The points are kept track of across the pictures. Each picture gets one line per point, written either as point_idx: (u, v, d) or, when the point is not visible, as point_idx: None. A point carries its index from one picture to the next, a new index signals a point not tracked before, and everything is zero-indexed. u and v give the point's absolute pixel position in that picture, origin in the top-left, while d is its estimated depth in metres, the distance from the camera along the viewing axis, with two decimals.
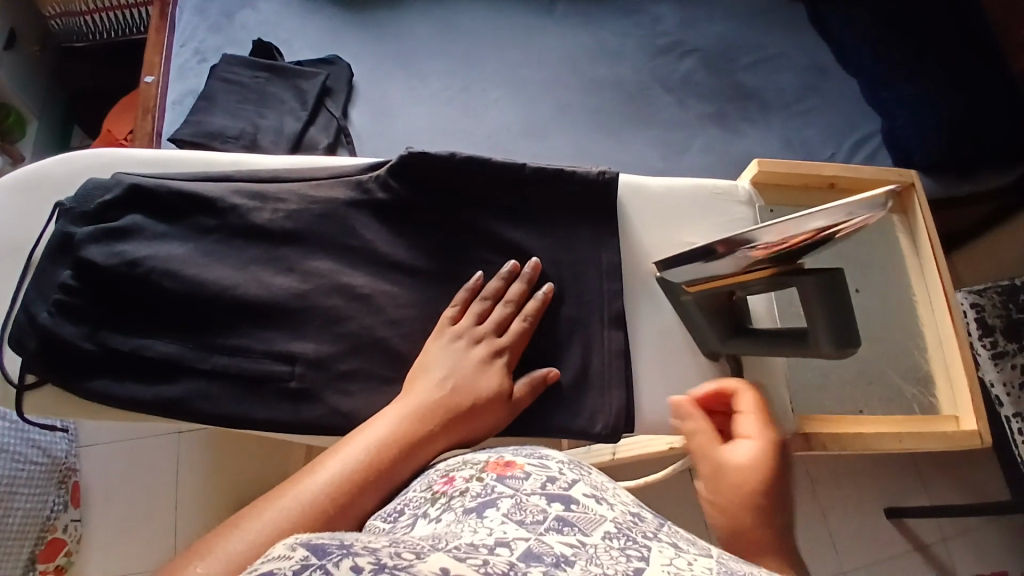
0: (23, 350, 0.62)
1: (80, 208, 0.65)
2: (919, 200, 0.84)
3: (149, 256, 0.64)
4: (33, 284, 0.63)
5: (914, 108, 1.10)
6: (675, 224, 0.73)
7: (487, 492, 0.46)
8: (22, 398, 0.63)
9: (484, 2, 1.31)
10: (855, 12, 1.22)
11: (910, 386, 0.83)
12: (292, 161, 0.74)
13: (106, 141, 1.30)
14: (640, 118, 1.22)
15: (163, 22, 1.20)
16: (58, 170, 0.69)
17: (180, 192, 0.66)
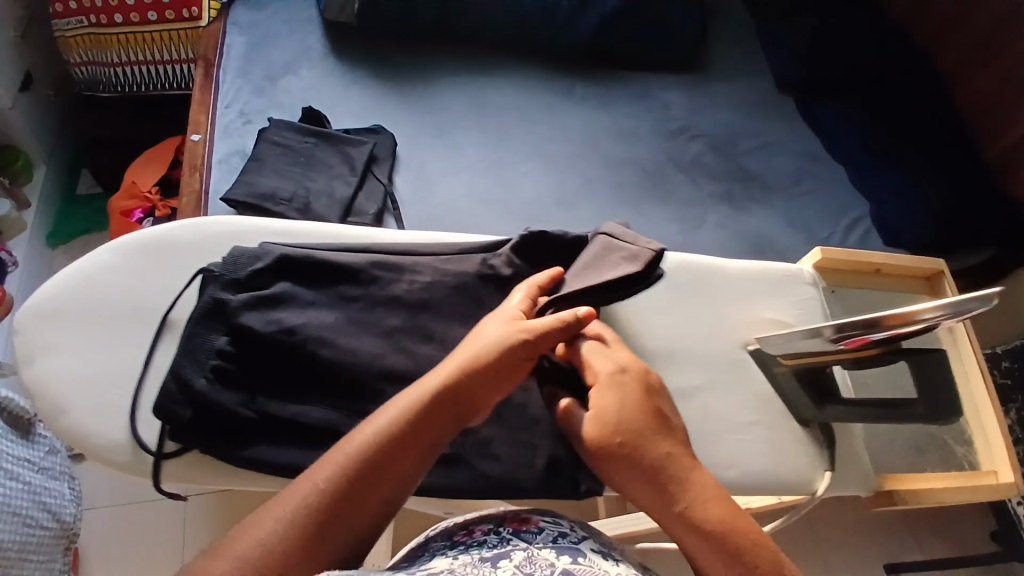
0: (174, 420, 0.60)
1: (229, 275, 0.65)
2: (949, 285, 0.89)
3: (303, 324, 0.63)
4: (184, 348, 0.62)
5: (901, 199, 1.25)
6: (754, 302, 0.77)
7: (503, 543, 0.55)
8: (159, 468, 0.62)
9: (509, 78, 1.37)
10: (843, 111, 1.38)
11: (958, 445, 0.93)
12: (419, 237, 0.76)
13: (130, 193, 1.30)
14: (659, 194, 1.28)
15: (207, 81, 1.22)
16: (188, 237, 0.71)
17: (326, 262, 0.67)
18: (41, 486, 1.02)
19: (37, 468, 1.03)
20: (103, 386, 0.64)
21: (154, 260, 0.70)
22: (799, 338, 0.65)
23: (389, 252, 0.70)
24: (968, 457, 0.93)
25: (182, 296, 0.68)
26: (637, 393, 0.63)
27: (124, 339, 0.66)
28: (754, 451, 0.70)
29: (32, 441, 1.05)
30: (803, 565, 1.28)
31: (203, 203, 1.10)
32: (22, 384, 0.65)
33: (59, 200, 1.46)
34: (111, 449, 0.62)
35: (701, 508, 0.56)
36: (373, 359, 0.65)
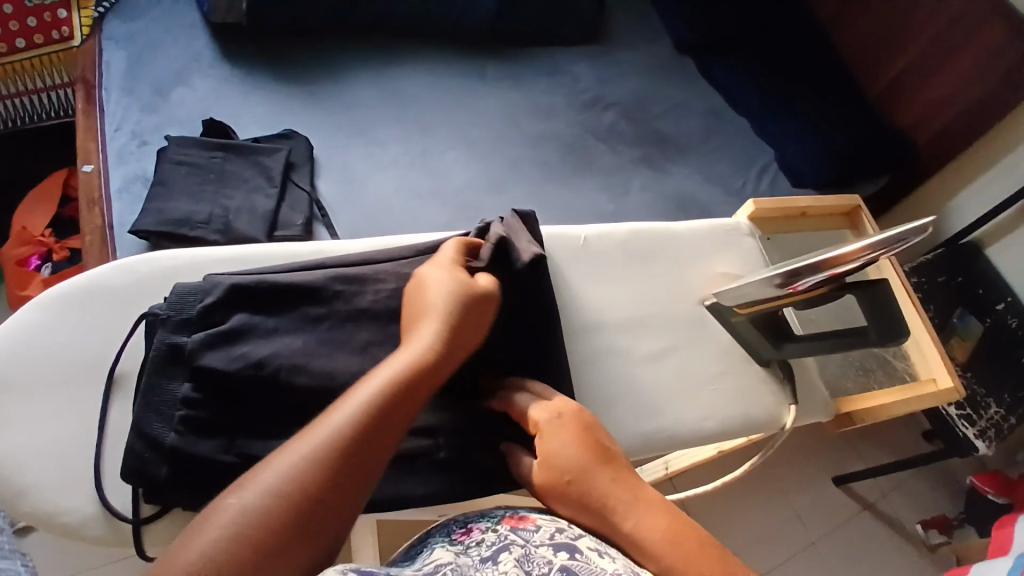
0: (152, 479, 0.54)
1: (180, 316, 0.59)
2: (867, 218, 0.96)
3: (272, 354, 0.58)
4: (143, 402, 0.56)
5: (802, 141, 1.34)
6: (705, 261, 0.80)
7: (502, 542, 0.53)
8: (141, 533, 0.57)
9: (418, 67, 1.34)
10: (740, 64, 1.45)
11: (898, 360, 1.01)
12: (369, 243, 0.72)
13: (21, 240, 1.17)
14: (584, 166, 1.30)
15: (90, 103, 1.12)
16: (120, 280, 0.65)
17: (282, 285, 0.61)
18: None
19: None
20: (56, 458, 0.58)
21: (87, 309, 0.64)
22: (755, 287, 0.69)
23: (346, 264, 0.65)
24: (906, 369, 1.01)
25: (128, 346, 0.62)
26: (574, 432, 0.60)
27: (70, 403, 0.60)
28: (729, 401, 0.74)
29: None
30: (762, 493, 1.38)
31: (109, 238, 1.00)
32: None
33: None
34: (81, 523, 0.57)
35: (642, 531, 0.52)
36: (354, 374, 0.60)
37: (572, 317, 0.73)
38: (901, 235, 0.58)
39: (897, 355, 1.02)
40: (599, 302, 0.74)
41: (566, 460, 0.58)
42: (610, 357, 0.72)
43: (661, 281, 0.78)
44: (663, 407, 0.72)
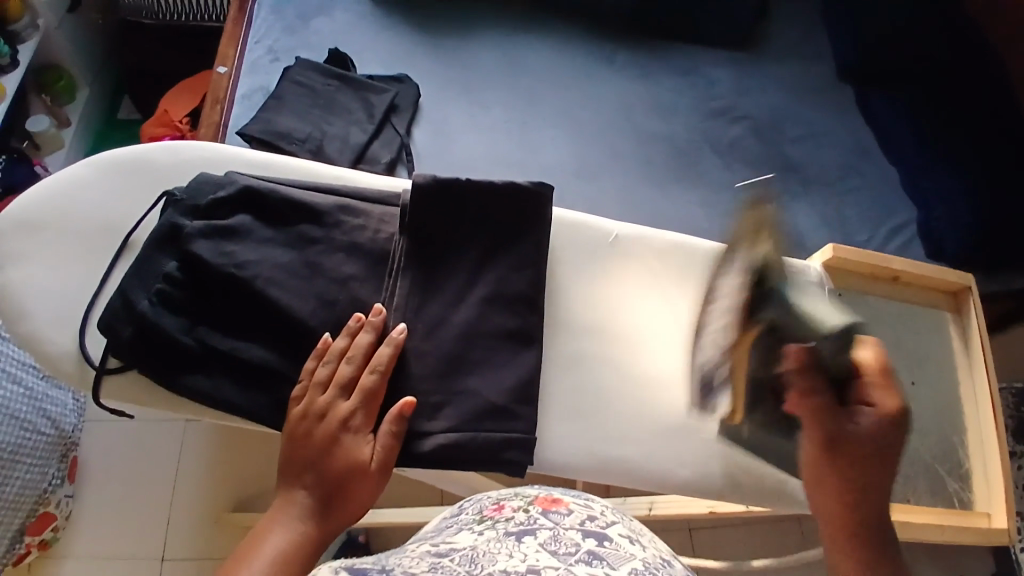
0: (115, 337, 0.60)
1: (192, 202, 0.64)
2: (975, 305, 0.85)
3: (255, 262, 0.62)
4: (135, 269, 0.62)
5: (953, 206, 1.14)
6: (745, 297, 0.73)
7: (531, 523, 0.55)
8: (100, 383, 0.61)
9: (548, 41, 1.31)
10: (906, 105, 1.26)
11: (951, 481, 0.81)
12: (392, 182, 0.72)
13: (161, 121, 1.34)
14: (686, 175, 1.21)
15: (241, 15, 1.23)
16: (163, 158, 0.69)
17: (291, 201, 0.65)
18: (42, 393, 1.10)
19: (41, 376, 1.11)
20: (54, 296, 0.64)
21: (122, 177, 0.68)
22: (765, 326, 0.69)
23: (356, 198, 0.67)
24: (962, 495, 0.82)
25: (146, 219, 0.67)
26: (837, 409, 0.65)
27: (85, 251, 0.66)
28: (696, 445, 0.69)
29: None
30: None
31: (221, 136, 1.11)
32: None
33: (100, 122, 1.57)
34: (62, 359, 0.63)
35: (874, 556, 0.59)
36: (327, 302, 0.63)
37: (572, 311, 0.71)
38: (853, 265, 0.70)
39: (960, 477, 0.82)
40: (609, 306, 0.72)
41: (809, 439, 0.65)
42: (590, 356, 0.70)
43: None
44: (629, 433, 0.69)
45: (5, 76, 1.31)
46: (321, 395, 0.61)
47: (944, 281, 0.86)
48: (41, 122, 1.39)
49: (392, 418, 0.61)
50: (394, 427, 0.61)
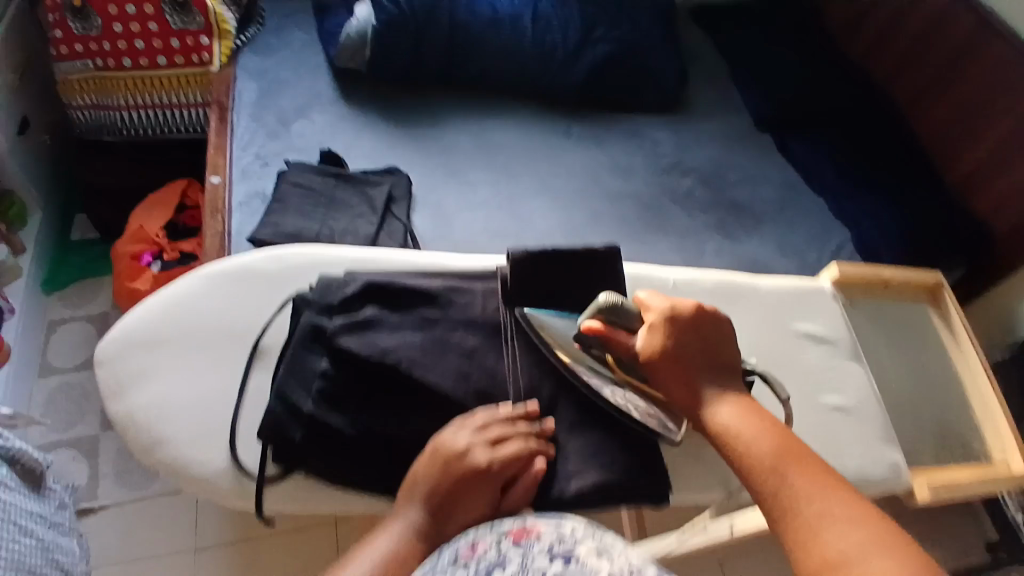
0: (290, 441, 0.67)
1: (323, 301, 0.73)
2: (948, 297, 1.03)
3: (395, 347, 0.71)
4: (290, 371, 0.70)
5: (878, 222, 1.36)
6: (781, 313, 0.87)
7: (498, 559, 0.54)
8: (262, 494, 0.68)
9: (511, 121, 1.44)
10: (815, 144, 1.51)
11: (972, 437, 0.97)
12: (480, 262, 0.85)
13: (138, 237, 1.34)
14: (660, 225, 1.36)
15: (222, 125, 1.26)
16: (271, 267, 0.80)
17: (409, 287, 0.76)
18: (52, 542, 0.96)
19: (47, 524, 0.98)
20: (193, 413, 0.71)
21: (241, 290, 0.78)
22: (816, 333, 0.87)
23: (456, 276, 0.80)
24: (981, 448, 0.97)
25: (273, 322, 0.76)
26: (713, 352, 0.67)
27: (222, 363, 0.74)
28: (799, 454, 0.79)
29: (43, 496, 1.00)
30: None
31: (227, 243, 1.11)
32: (112, 418, 0.71)
33: (53, 245, 1.49)
34: (211, 475, 0.69)
35: (790, 485, 0.57)
36: (433, 378, 0.71)
37: None
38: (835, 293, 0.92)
39: (971, 429, 0.97)
40: None
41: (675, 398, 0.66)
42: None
43: (746, 328, 0.85)
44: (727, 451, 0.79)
45: None
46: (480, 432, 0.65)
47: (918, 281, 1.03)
48: None
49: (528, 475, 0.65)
50: (524, 483, 0.65)
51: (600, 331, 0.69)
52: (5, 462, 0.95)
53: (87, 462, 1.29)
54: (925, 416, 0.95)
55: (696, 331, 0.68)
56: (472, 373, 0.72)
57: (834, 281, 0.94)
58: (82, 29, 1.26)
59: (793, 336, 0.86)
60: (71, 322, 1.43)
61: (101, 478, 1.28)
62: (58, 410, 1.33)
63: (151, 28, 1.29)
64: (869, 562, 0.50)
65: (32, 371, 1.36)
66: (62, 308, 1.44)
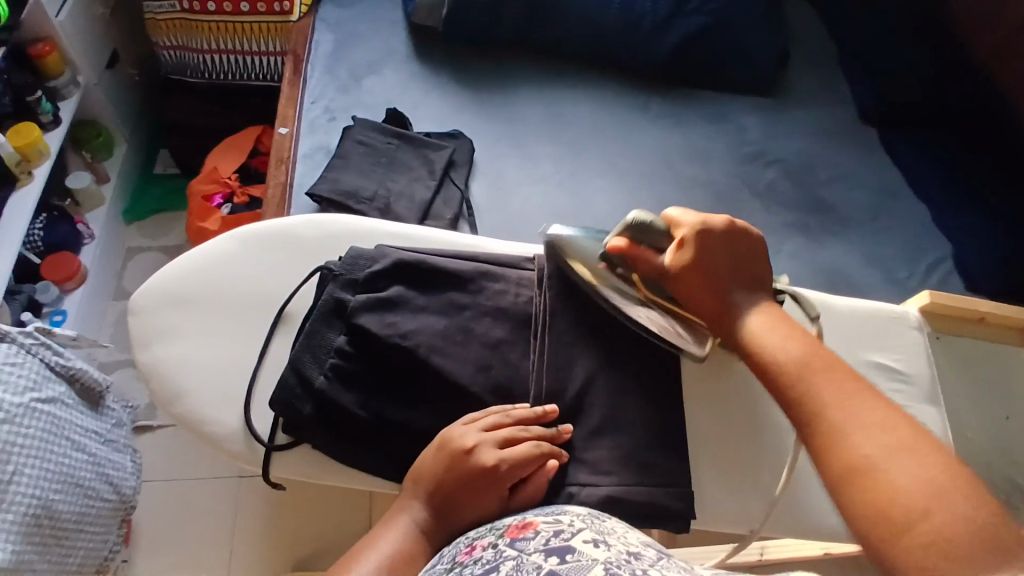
0: (297, 413, 0.68)
1: (349, 275, 0.74)
2: None
3: (415, 329, 0.71)
4: (308, 341, 0.71)
5: (985, 240, 1.21)
6: (850, 338, 0.79)
7: (497, 557, 0.49)
8: (270, 459, 0.70)
9: (586, 92, 1.37)
10: (925, 144, 1.35)
11: None
12: (518, 249, 0.83)
13: (211, 178, 1.38)
14: (732, 218, 1.26)
15: (296, 76, 1.27)
16: (308, 232, 0.81)
17: (439, 270, 0.74)
18: (104, 457, 1.05)
19: (102, 440, 1.06)
20: (213, 375, 0.73)
21: (274, 255, 0.79)
22: (887, 365, 0.79)
23: (492, 262, 0.77)
24: None
25: (300, 290, 0.77)
26: (743, 265, 0.71)
27: (249, 327, 0.76)
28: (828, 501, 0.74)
29: (100, 413, 1.08)
30: None
31: (288, 195, 1.13)
32: (138, 366, 0.74)
33: (137, 177, 1.57)
34: (225, 435, 0.71)
35: (816, 397, 0.61)
36: (459, 364, 0.70)
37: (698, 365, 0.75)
38: (919, 324, 0.82)
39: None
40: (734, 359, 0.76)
41: (707, 312, 0.70)
42: (707, 422, 0.75)
43: None
44: (763, 481, 0.74)
45: (48, 134, 1.28)
46: (485, 431, 0.64)
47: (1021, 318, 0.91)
48: (83, 178, 1.39)
49: (538, 475, 0.63)
50: (533, 484, 0.63)
51: (625, 248, 0.72)
52: (67, 381, 1.02)
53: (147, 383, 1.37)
54: (1000, 466, 0.86)
55: (726, 247, 0.70)
56: (492, 366, 0.71)
57: (922, 309, 0.85)
58: None
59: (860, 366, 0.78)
60: (146, 251, 1.52)
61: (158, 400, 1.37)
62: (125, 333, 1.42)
63: None
64: (890, 465, 0.55)
65: (108, 294, 1.45)
66: (141, 237, 1.53)
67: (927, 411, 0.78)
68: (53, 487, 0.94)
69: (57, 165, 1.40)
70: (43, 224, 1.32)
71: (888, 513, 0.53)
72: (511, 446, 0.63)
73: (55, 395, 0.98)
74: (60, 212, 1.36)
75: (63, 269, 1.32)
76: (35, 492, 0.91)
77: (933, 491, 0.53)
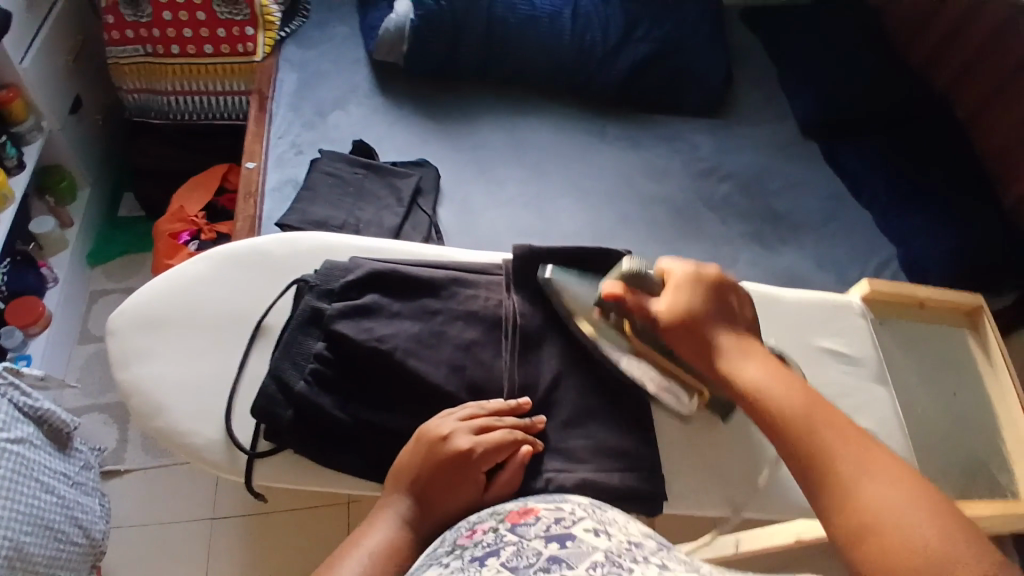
0: (277, 420, 0.70)
1: (325, 286, 0.77)
2: (990, 322, 0.98)
3: (391, 335, 0.74)
4: (287, 350, 0.73)
5: (924, 240, 1.30)
6: (800, 327, 0.86)
7: (498, 541, 0.48)
8: (251, 467, 0.71)
9: (546, 120, 1.44)
10: (864, 155, 1.44)
11: (1002, 474, 0.91)
12: (489, 258, 0.86)
13: (178, 216, 1.39)
14: (690, 231, 1.32)
15: (262, 114, 1.30)
16: (280, 250, 0.83)
17: (410, 278, 0.78)
18: (73, 500, 1.02)
19: (71, 482, 1.03)
20: (191, 391, 0.75)
21: (249, 272, 0.82)
22: (838, 346, 0.86)
23: (461, 270, 0.81)
24: (1010, 484, 0.90)
25: (277, 304, 0.80)
26: (733, 314, 0.70)
27: (225, 342, 0.77)
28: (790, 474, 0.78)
29: (69, 454, 1.06)
30: None
31: (257, 227, 1.14)
32: (117, 384, 0.75)
33: (101, 220, 1.56)
34: (205, 446, 0.72)
35: (818, 446, 0.58)
36: (433, 373, 0.73)
37: None
38: (863, 309, 0.91)
39: (1002, 468, 0.92)
40: None
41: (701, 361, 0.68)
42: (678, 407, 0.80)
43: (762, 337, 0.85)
44: (723, 456, 0.78)
45: (12, 178, 1.28)
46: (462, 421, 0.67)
47: (958, 302, 0.99)
48: (46, 224, 1.38)
49: (515, 459, 0.66)
50: (510, 468, 0.65)
51: (619, 293, 0.71)
52: (34, 421, 1.00)
53: (115, 426, 1.35)
54: (951, 443, 0.91)
55: (716, 292, 0.71)
56: (462, 372, 0.73)
57: (865, 297, 0.93)
58: (134, 16, 1.35)
59: (814, 350, 0.85)
60: (111, 294, 1.50)
61: (127, 443, 1.34)
62: (92, 377, 1.39)
63: (201, 18, 1.36)
64: (895, 509, 0.52)
65: (72, 338, 1.43)
66: (105, 280, 1.51)
67: (874, 388, 0.85)
68: (24, 528, 0.91)
69: (20, 211, 1.39)
70: (6, 272, 1.31)
71: (901, 558, 0.50)
72: (487, 434, 0.66)
73: (23, 436, 0.96)
74: (25, 259, 1.35)
75: (29, 314, 1.30)
76: (6, 536, 0.89)
77: (943, 534, 0.50)
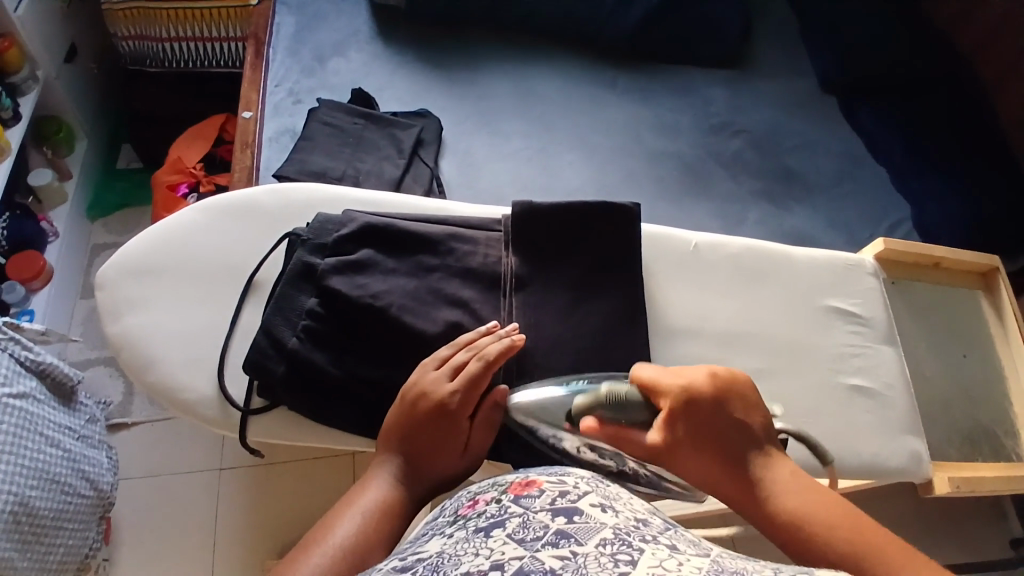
0: (271, 374, 0.70)
1: (317, 240, 0.75)
2: (1005, 284, 0.96)
3: (385, 292, 0.72)
4: (279, 305, 0.73)
5: (941, 200, 1.26)
6: (807, 285, 0.84)
7: (502, 513, 0.47)
8: (247, 422, 0.71)
9: (552, 70, 1.38)
10: (883, 109, 1.38)
11: (1006, 437, 0.91)
12: (488, 212, 0.84)
13: (175, 168, 1.36)
14: (699, 188, 1.28)
15: (258, 60, 1.25)
16: (274, 202, 0.81)
17: (406, 233, 0.76)
18: (81, 453, 1.04)
19: (77, 436, 1.05)
20: (185, 345, 0.74)
21: (241, 224, 0.80)
22: (846, 304, 0.85)
23: (460, 226, 0.79)
24: (1015, 448, 0.91)
25: (270, 258, 0.78)
26: (743, 423, 0.62)
27: (218, 296, 0.76)
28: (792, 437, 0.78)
29: (74, 409, 1.07)
30: None
31: (255, 178, 1.12)
32: (108, 338, 0.75)
33: (99, 171, 1.54)
34: (200, 402, 0.72)
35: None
36: (431, 330, 0.71)
37: (669, 320, 0.79)
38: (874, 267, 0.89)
39: (1008, 432, 0.92)
40: (701, 311, 0.80)
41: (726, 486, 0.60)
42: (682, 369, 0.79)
43: (767, 296, 0.83)
44: None
45: (8, 130, 1.25)
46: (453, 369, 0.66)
47: (975, 264, 0.96)
48: (44, 175, 1.36)
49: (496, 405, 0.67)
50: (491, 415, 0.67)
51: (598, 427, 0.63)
52: (36, 375, 1.00)
53: (120, 379, 1.36)
54: (958, 405, 0.91)
55: (718, 404, 0.63)
56: (460, 329, 0.72)
57: (878, 256, 0.90)
58: None
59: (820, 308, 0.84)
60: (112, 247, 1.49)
61: (133, 396, 1.35)
62: (94, 330, 1.40)
63: None
64: None
65: (75, 292, 1.43)
66: (106, 233, 1.50)
67: (880, 348, 0.84)
68: (29, 482, 0.93)
69: (17, 162, 1.37)
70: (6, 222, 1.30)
71: None
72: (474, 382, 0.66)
73: (26, 390, 0.97)
74: (24, 210, 1.33)
75: (29, 267, 1.30)
76: (11, 489, 0.91)
77: None
